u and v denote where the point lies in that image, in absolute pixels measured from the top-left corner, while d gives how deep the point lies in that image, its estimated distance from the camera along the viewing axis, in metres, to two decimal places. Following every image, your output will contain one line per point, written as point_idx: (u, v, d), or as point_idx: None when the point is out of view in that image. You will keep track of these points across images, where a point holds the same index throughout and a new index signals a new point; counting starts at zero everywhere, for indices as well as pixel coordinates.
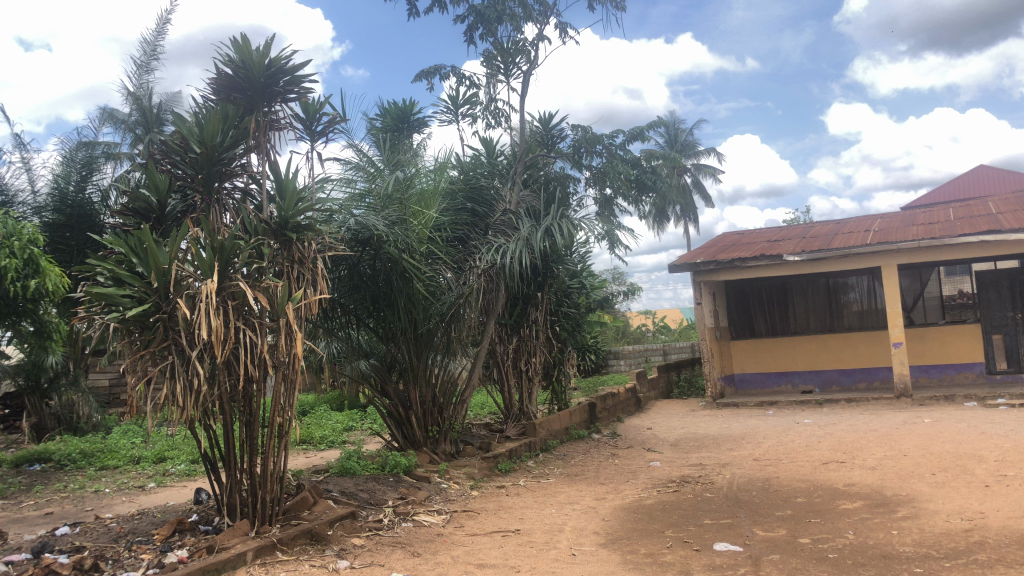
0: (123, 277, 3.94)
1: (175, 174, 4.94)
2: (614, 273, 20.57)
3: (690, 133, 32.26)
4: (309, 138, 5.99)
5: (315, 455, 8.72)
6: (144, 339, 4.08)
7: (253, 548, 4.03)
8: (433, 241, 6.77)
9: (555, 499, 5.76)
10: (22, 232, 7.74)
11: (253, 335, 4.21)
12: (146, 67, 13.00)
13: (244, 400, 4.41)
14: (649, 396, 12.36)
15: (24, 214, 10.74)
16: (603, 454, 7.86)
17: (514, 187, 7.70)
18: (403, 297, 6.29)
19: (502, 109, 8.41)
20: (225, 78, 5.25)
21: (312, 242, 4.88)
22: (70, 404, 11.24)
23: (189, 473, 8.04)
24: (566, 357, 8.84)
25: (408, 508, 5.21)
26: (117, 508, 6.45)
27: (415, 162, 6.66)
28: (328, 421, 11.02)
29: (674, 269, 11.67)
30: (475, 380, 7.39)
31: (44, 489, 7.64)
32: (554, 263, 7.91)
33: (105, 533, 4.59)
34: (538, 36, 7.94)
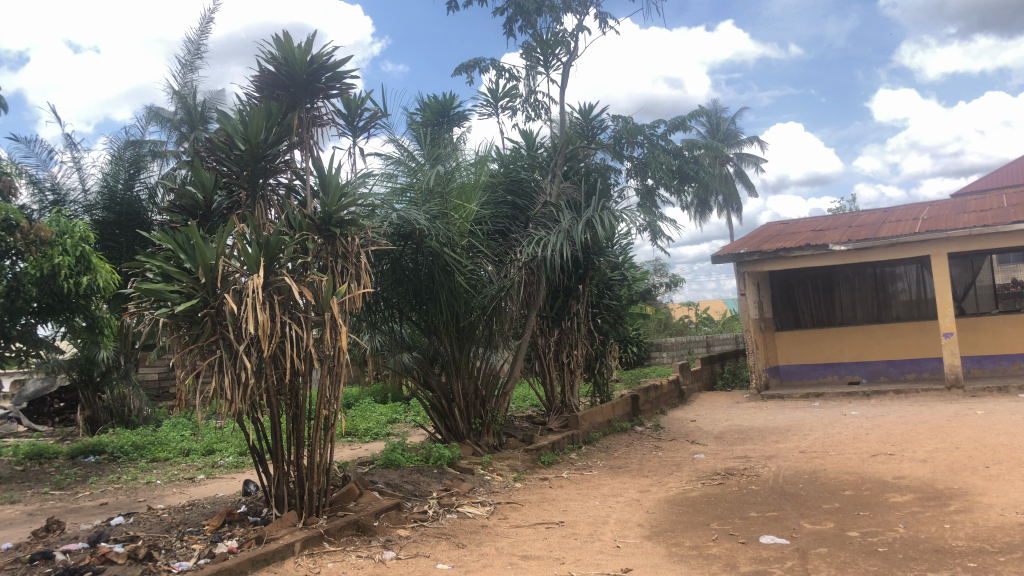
0: (172, 273, 4.02)
1: (221, 171, 5.02)
2: (656, 264, 20.44)
3: (732, 121, 31.86)
4: (351, 134, 6.05)
5: (360, 448, 8.83)
6: (192, 333, 4.15)
7: (300, 538, 4.10)
8: (473, 234, 6.79)
9: (599, 491, 5.75)
10: (74, 230, 7.98)
11: (299, 328, 4.27)
12: (191, 66, 13.22)
13: (290, 393, 4.48)
14: (692, 389, 12.28)
15: (75, 212, 11.04)
16: (646, 446, 7.83)
17: (554, 179, 7.68)
18: (446, 291, 6.34)
19: (542, 102, 8.40)
20: (268, 75, 5.32)
21: (355, 236, 4.93)
22: (121, 397, 11.53)
23: (237, 465, 8.20)
24: (608, 349, 8.81)
25: (453, 499, 5.25)
26: (168, 499, 6.60)
27: (456, 156, 6.69)
28: (372, 414, 11.15)
29: (717, 260, 11.56)
30: (517, 373, 7.39)
31: (99, 480, 7.86)
32: (595, 255, 7.88)
33: (158, 524, 4.70)
34: (577, 27, 7.91)
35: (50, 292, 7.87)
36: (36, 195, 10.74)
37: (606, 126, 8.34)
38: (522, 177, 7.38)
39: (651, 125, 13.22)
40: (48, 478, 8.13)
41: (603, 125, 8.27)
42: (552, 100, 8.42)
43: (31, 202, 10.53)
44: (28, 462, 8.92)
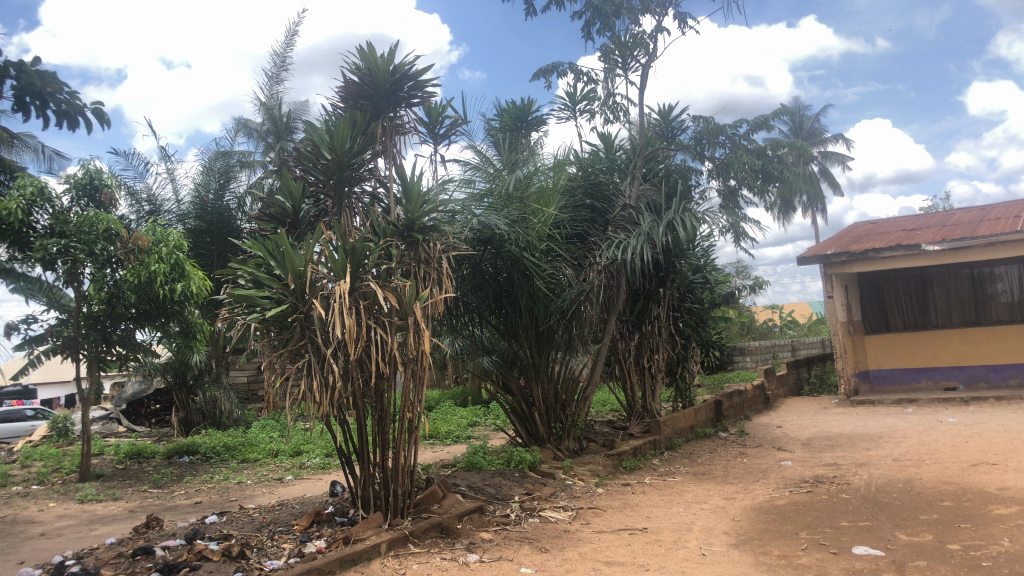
0: (262, 279, 4.15)
1: (308, 180, 5.18)
2: (739, 267, 20.03)
3: (817, 119, 31.03)
4: (432, 141, 6.14)
5: (441, 450, 8.93)
6: (282, 338, 4.27)
7: (386, 540, 4.16)
8: (552, 239, 6.79)
9: (683, 498, 5.67)
10: (170, 238, 8.30)
11: (383, 333, 4.34)
12: (277, 77, 13.64)
13: (375, 396, 4.57)
14: (777, 394, 11.99)
15: (170, 221, 11.53)
16: (731, 453, 7.67)
17: (634, 181, 7.61)
18: (525, 295, 6.35)
19: (621, 104, 8.35)
20: (352, 85, 5.46)
21: (438, 242, 4.99)
22: (213, 399, 11.94)
23: (324, 466, 8.41)
24: (691, 353, 8.69)
25: (534, 504, 5.25)
26: (259, 499, 6.82)
27: (534, 160, 6.70)
28: (453, 417, 11.26)
29: (802, 261, 11.26)
30: (597, 378, 7.34)
31: (193, 480, 8.17)
32: (677, 258, 7.78)
33: (249, 523, 4.85)
34: (656, 28, 7.84)
35: (147, 298, 8.21)
36: (133, 206, 11.24)
37: (687, 128, 8.25)
38: (600, 180, 7.35)
39: (731, 126, 13.00)
40: (147, 477, 8.49)
41: (683, 127, 8.19)
42: (631, 102, 8.36)
43: (130, 212, 11.03)
44: (128, 461, 9.33)
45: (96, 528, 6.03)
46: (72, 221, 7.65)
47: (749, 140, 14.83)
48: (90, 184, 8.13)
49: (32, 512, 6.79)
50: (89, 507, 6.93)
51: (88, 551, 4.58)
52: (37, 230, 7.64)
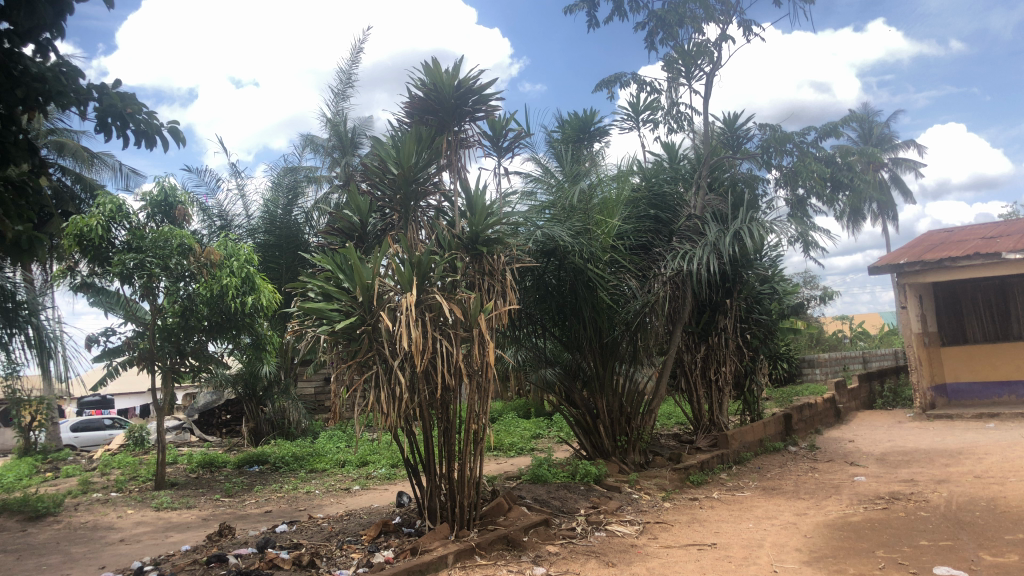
0: (332, 292, 4.24)
1: (376, 195, 5.28)
2: (807, 277, 19.62)
3: (887, 125, 30.23)
4: (496, 154, 6.19)
5: (505, 462, 8.95)
6: (351, 350, 4.33)
7: (454, 551, 4.18)
8: (616, 249, 6.75)
9: (753, 513, 5.55)
10: (241, 252, 8.55)
11: (449, 345, 4.37)
12: (343, 94, 13.92)
13: (441, 407, 4.60)
14: (848, 408, 11.68)
15: (240, 236, 11.84)
16: (802, 468, 7.49)
17: (699, 191, 7.53)
18: (589, 305, 6.33)
19: (685, 113, 8.27)
20: (418, 101, 5.54)
21: (502, 254, 5.01)
22: (282, 410, 12.15)
23: (390, 476, 8.50)
24: (758, 366, 8.51)
25: (601, 517, 5.21)
26: (327, 509, 6.93)
27: (596, 171, 6.68)
28: (517, 429, 11.26)
29: (874, 271, 10.97)
30: (663, 391, 7.23)
31: (263, 489, 8.35)
32: (743, 268, 7.65)
33: (318, 532, 4.93)
34: (721, 36, 7.76)
35: (219, 311, 8.44)
36: (206, 222, 11.56)
37: (752, 136, 8.15)
38: (665, 190, 7.29)
39: (798, 133, 12.78)
40: (219, 486, 8.70)
41: (749, 135, 8.10)
42: (695, 111, 8.28)
43: (202, 228, 11.35)
44: (201, 470, 9.59)
45: (171, 535, 6.21)
46: (148, 237, 7.90)
47: (816, 148, 14.54)
48: (165, 201, 8.40)
49: (112, 518, 7.02)
50: (164, 515, 7.13)
51: (164, 558, 4.70)
52: (115, 245, 7.89)
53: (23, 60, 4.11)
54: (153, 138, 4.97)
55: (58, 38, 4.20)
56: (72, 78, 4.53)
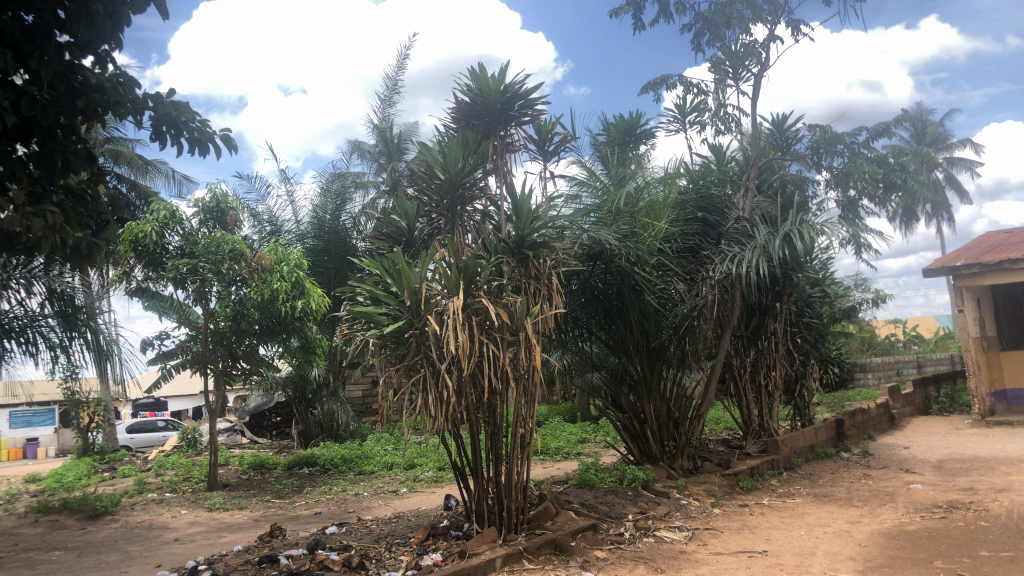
0: (380, 296, 4.29)
1: (423, 200, 5.33)
2: (859, 279, 19.24)
3: (942, 124, 29.54)
4: (542, 158, 6.20)
5: (552, 466, 8.95)
6: (399, 353, 4.37)
7: (501, 555, 4.18)
8: (663, 252, 6.70)
9: (805, 521, 5.46)
10: (291, 257, 8.66)
11: (496, 349, 4.38)
12: (389, 100, 14.06)
13: (489, 411, 4.62)
14: (903, 413, 11.43)
15: (290, 241, 12.05)
16: (855, 474, 7.34)
17: (748, 193, 7.44)
18: (636, 310, 6.29)
19: (732, 115, 8.18)
20: (464, 106, 5.59)
21: (548, 258, 5.00)
22: (330, 413, 12.31)
23: (437, 479, 8.55)
24: (809, 370, 8.38)
25: (649, 523, 5.16)
26: (375, 511, 7.01)
27: (643, 174, 6.64)
28: (563, 433, 11.24)
29: (929, 273, 10.73)
30: (712, 396, 7.15)
31: (313, 491, 8.46)
32: (794, 271, 7.53)
33: (367, 534, 4.97)
34: (769, 37, 7.66)
35: (270, 315, 8.56)
36: (256, 227, 11.76)
37: (802, 137, 8.05)
38: (712, 193, 7.20)
39: (849, 134, 12.55)
40: (269, 487, 8.84)
41: (798, 136, 8.00)
42: (743, 112, 8.19)
43: (253, 234, 11.56)
44: (252, 471, 9.77)
45: (224, 535, 6.32)
46: (200, 243, 8.08)
47: (868, 148, 14.27)
48: (217, 207, 8.57)
49: (166, 518, 7.18)
50: (217, 516, 7.26)
51: (218, 557, 4.80)
52: (169, 251, 8.08)
53: (82, 72, 4.23)
54: (206, 146, 5.07)
55: (116, 49, 4.32)
56: (129, 89, 4.66)
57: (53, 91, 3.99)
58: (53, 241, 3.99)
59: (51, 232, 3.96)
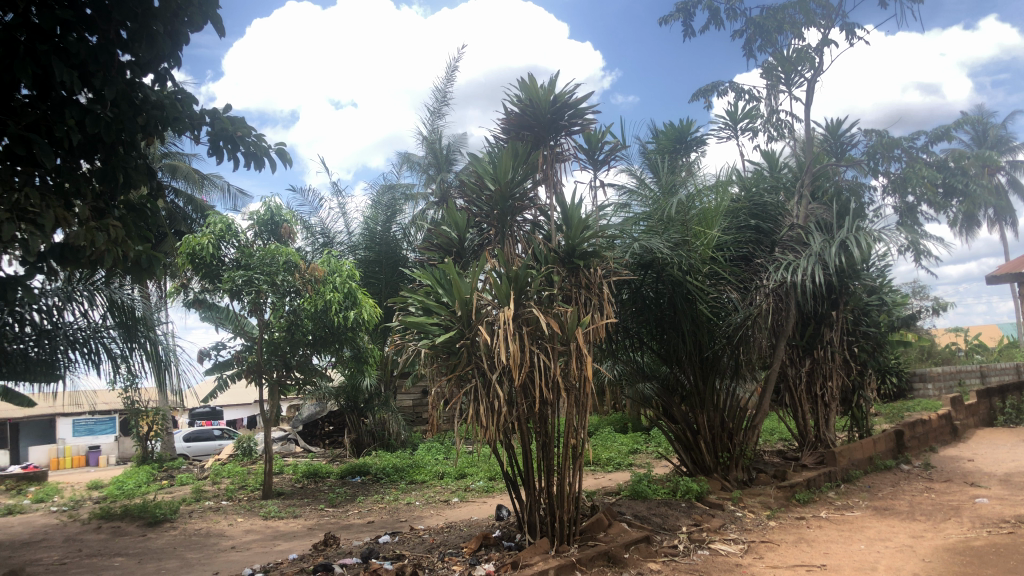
0: (432, 307, 4.32)
1: (473, 210, 5.36)
2: (918, 286, 18.75)
3: (1004, 126, 28.69)
4: (592, 167, 6.20)
5: (603, 477, 8.90)
6: (450, 363, 4.38)
7: (554, 566, 4.15)
8: (716, 261, 6.62)
9: (865, 534, 5.33)
10: (343, 268, 8.77)
11: (547, 359, 4.37)
12: (439, 112, 14.19)
13: (540, 421, 4.60)
14: (966, 424, 11.10)
15: (342, 252, 12.22)
16: (916, 487, 7.14)
17: (802, 200, 7.32)
18: (688, 319, 6.22)
19: (785, 121, 8.07)
20: (514, 116, 5.62)
21: (599, 267, 4.98)
22: (382, 422, 12.41)
23: (488, 489, 8.55)
24: (867, 381, 8.20)
25: (703, 535, 5.09)
26: (427, 520, 7.04)
27: (694, 181, 6.58)
28: (614, 444, 11.16)
29: (993, 281, 10.41)
30: (766, 406, 7.03)
31: (365, 500, 8.53)
32: (850, 279, 7.38)
33: (420, 544, 4.99)
34: (822, 41, 7.54)
35: (324, 325, 8.67)
36: (310, 239, 11.95)
37: (857, 141, 7.90)
38: (766, 200, 7.10)
39: (907, 138, 12.28)
40: (322, 496, 8.95)
41: (853, 142, 7.86)
42: (796, 118, 8.06)
43: (306, 246, 11.75)
44: (306, 479, 9.91)
45: (278, 543, 6.40)
46: (255, 255, 8.25)
47: (927, 152, 13.94)
48: (271, 220, 8.73)
49: (223, 525, 7.31)
50: (272, 524, 7.37)
51: (274, 565, 4.86)
52: (225, 263, 8.25)
53: (143, 89, 4.35)
54: (262, 160, 5.17)
55: (175, 67, 4.44)
56: (187, 105, 4.79)
57: (116, 109, 4.11)
58: (115, 254, 4.12)
59: (114, 246, 4.08)
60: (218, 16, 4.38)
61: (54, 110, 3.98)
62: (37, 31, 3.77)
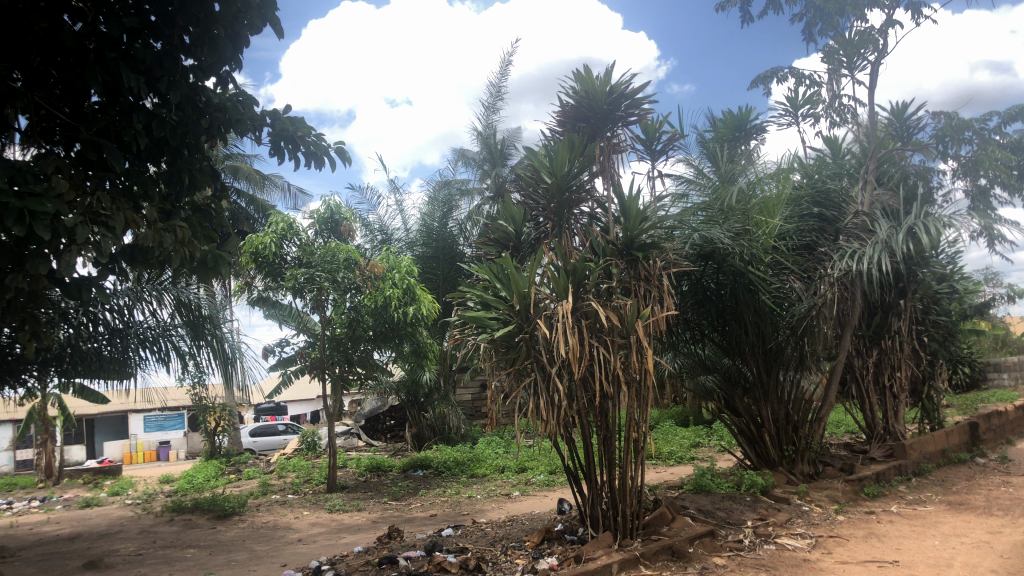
0: (490, 301, 4.34)
1: (530, 204, 5.36)
2: (991, 273, 18.10)
3: None
4: (650, 157, 6.13)
5: (665, 471, 8.83)
6: (510, 357, 4.37)
7: (618, 560, 4.12)
8: (778, 250, 6.50)
9: (940, 530, 5.17)
10: (402, 265, 8.84)
11: (607, 352, 4.34)
12: (493, 107, 14.21)
13: (600, 415, 4.57)
14: None
15: (400, 249, 12.35)
16: (993, 481, 6.89)
17: (867, 186, 7.14)
18: (751, 310, 6.11)
19: (848, 105, 7.87)
20: (570, 109, 5.60)
21: (658, 259, 4.92)
22: (442, 416, 12.52)
23: (549, 482, 8.56)
24: (937, 371, 7.97)
25: (769, 529, 5.01)
26: (489, 514, 7.08)
27: (753, 170, 6.46)
28: (675, 437, 11.05)
29: None
30: (833, 398, 6.87)
31: (427, 493, 8.61)
32: (918, 266, 7.18)
33: (483, 537, 5.02)
34: (887, 22, 7.33)
35: (384, 321, 8.75)
36: (368, 236, 12.10)
37: (924, 124, 7.67)
38: (829, 187, 6.94)
39: (978, 119, 11.85)
40: (385, 489, 9.06)
41: (920, 125, 7.63)
42: (859, 103, 7.86)
43: (366, 243, 11.90)
44: (369, 473, 10.06)
45: (343, 536, 6.50)
46: (317, 253, 8.39)
47: (999, 134, 13.45)
48: (331, 218, 8.86)
49: (290, 519, 7.46)
50: (337, 517, 7.49)
51: (340, 558, 4.94)
52: (288, 261, 8.40)
53: (206, 92, 4.45)
54: (322, 159, 5.25)
55: (236, 70, 4.53)
56: (248, 107, 4.89)
57: (181, 112, 4.21)
58: (182, 254, 4.23)
59: (181, 246, 4.20)
60: (277, 18, 4.46)
61: (122, 116, 4.11)
62: (105, 39, 3.90)
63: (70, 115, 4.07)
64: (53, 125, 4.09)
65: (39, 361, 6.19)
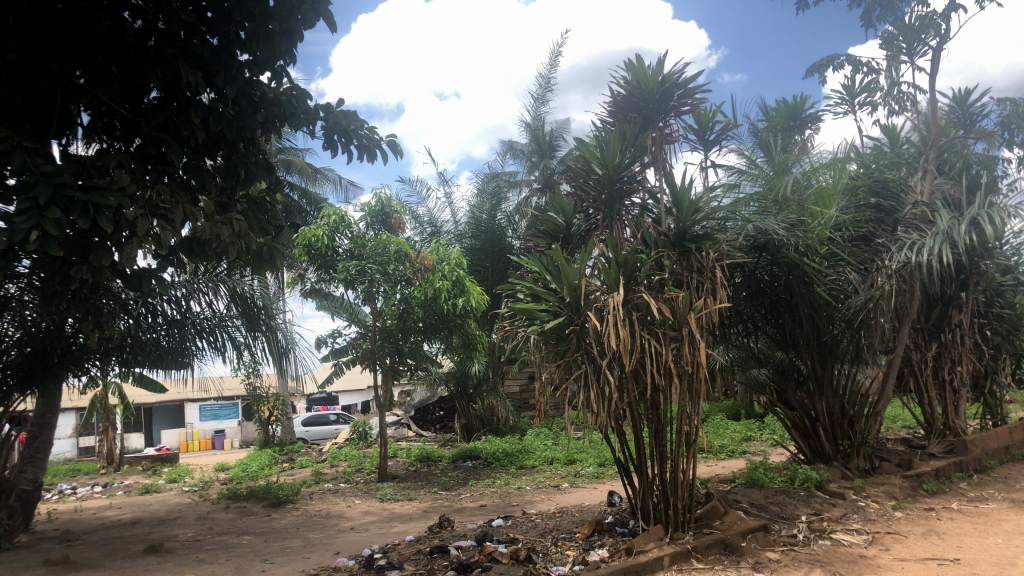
0: (540, 293, 4.35)
1: (582, 196, 5.35)
2: None
3: None
4: (703, 147, 6.05)
5: (716, 464, 8.74)
6: (560, 349, 4.37)
7: (669, 553, 4.10)
8: (834, 241, 6.37)
9: (1003, 528, 5.03)
10: (451, 257, 8.88)
11: (658, 344, 4.30)
12: (542, 98, 14.17)
13: (651, 408, 4.53)
14: None
15: (449, 241, 12.43)
16: None
17: (927, 176, 6.96)
18: (805, 302, 6.01)
19: (907, 93, 7.67)
20: (621, 99, 5.57)
21: (711, 251, 4.85)
22: (491, 407, 12.57)
23: (598, 474, 8.53)
24: (1000, 365, 7.74)
25: (824, 525, 4.92)
26: (538, 505, 7.09)
27: (809, 160, 6.35)
28: (726, 431, 10.93)
29: None
30: (890, 392, 6.72)
31: (477, 484, 8.66)
32: (981, 257, 6.96)
33: (533, 528, 5.04)
34: (949, 7, 7.11)
35: (434, 312, 8.80)
36: (418, 228, 12.19)
37: (989, 111, 7.43)
38: (887, 176, 6.82)
39: None
40: (436, 479, 9.14)
41: (984, 111, 7.39)
42: (919, 89, 7.66)
43: (415, 235, 12.01)
44: (419, 463, 10.17)
45: (395, 525, 6.58)
46: (368, 245, 8.48)
47: None
48: (382, 211, 8.95)
49: (342, 507, 7.56)
50: (389, 506, 7.58)
51: (392, 546, 5.00)
52: (340, 252, 8.51)
53: (261, 87, 4.52)
54: (374, 152, 5.29)
55: (290, 65, 4.58)
56: (302, 101, 4.95)
57: (236, 106, 4.28)
58: (239, 246, 4.31)
59: (238, 238, 4.27)
60: (330, 12, 4.49)
61: (181, 111, 4.20)
62: (165, 35, 3.98)
63: (130, 111, 4.19)
64: (114, 120, 4.21)
65: (102, 350, 6.44)
